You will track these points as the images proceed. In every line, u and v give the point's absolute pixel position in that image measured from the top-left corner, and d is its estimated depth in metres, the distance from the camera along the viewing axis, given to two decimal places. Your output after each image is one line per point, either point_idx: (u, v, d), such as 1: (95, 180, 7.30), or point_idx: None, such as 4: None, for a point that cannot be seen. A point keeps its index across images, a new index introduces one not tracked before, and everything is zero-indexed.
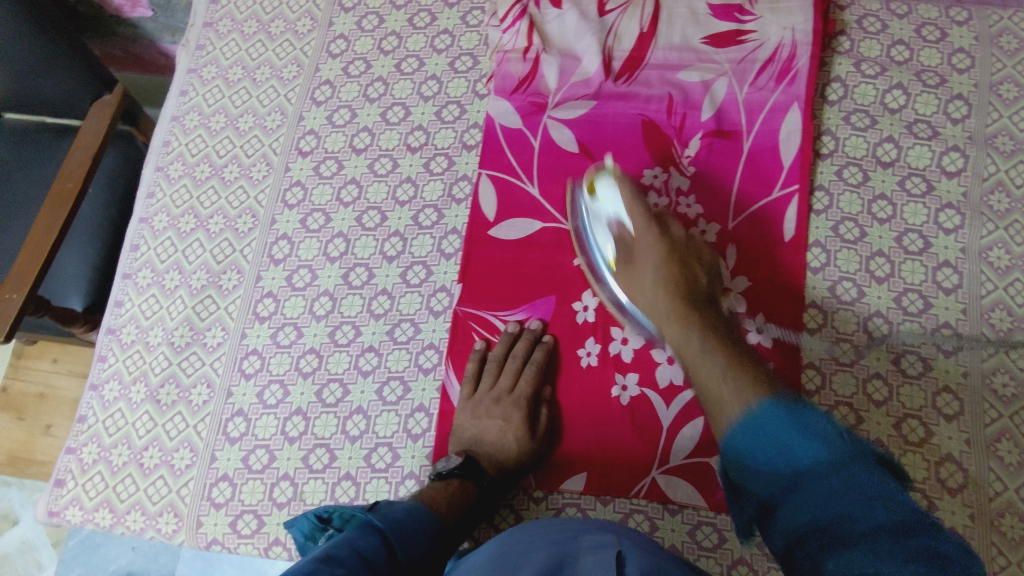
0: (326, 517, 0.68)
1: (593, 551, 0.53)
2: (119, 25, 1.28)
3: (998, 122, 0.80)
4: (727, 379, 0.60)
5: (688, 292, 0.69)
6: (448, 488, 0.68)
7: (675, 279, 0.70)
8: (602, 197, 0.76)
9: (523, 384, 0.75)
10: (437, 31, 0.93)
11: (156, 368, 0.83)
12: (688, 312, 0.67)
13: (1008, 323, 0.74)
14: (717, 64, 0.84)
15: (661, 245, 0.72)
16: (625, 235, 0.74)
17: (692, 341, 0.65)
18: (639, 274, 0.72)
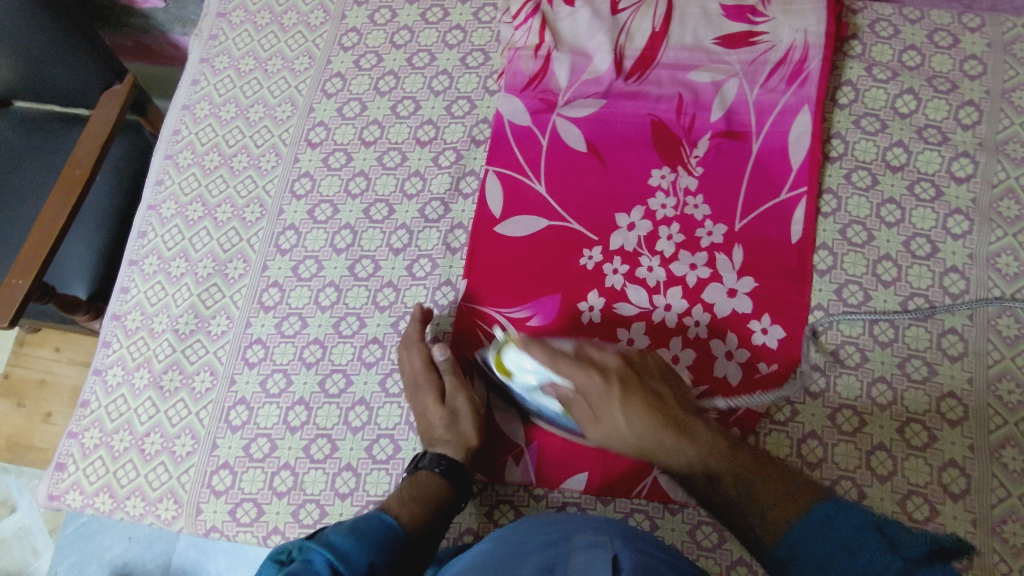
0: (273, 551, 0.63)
1: (586, 549, 0.53)
2: (131, 15, 1.29)
3: (1009, 130, 0.80)
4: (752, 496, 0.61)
5: (663, 415, 0.67)
6: (412, 481, 0.69)
7: (645, 410, 0.67)
8: (517, 370, 0.70)
9: (418, 365, 0.76)
10: (450, 26, 0.93)
11: (160, 355, 0.83)
12: (677, 445, 0.65)
13: (1015, 330, 0.73)
14: (728, 65, 0.84)
15: (615, 386, 0.68)
16: (566, 391, 0.68)
17: (706, 471, 0.64)
18: (605, 422, 0.68)
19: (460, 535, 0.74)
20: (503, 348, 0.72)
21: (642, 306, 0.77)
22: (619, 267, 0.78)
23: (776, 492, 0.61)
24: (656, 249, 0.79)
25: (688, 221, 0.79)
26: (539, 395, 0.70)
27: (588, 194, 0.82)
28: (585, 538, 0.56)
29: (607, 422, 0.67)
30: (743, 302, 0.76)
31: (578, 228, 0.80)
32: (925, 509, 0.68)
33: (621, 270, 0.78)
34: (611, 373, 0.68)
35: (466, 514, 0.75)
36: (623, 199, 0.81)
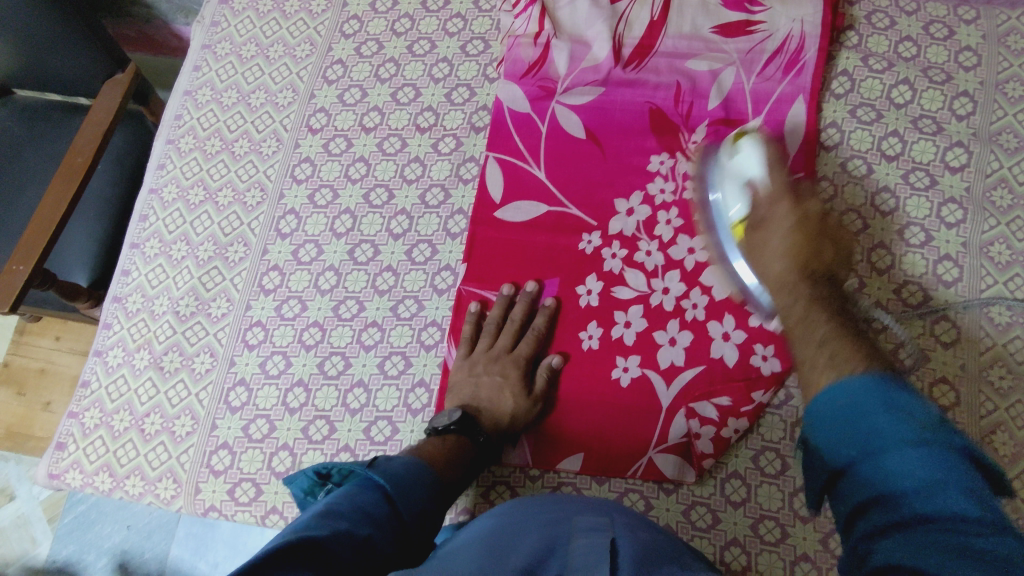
0: (325, 473, 0.66)
1: (585, 535, 0.54)
2: (134, 5, 1.29)
3: (1002, 120, 0.81)
4: (824, 348, 0.56)
5: (813, 266, 0.66)
6: (445, 443, 0.68)
7: (804, 247, 0.67)
8: (739, 154, 0.75)
9: (524, 346, 0.76)
10: (450, 15, 0.94)
11: (161, 337, 0.84)
12: (801, 278, 0.65)
13: (1007, 318, 0.74)
14: (725, 54, 0.84)
15: (796, 215, 0.69)
16: (759, 196, 0.72)
17: (798, 308, 0.62)
18: (764, 235, 0.70)
19: (457, 514, 0.74)
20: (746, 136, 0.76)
21: (639, 290, 0.78)
22: (617, 251, 0.79)
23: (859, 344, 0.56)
24: (654, 234, 0.80)
25: (686, 207, 0.80)
26: (734, 186, 0.74)
27: (587, 181, 0.82)
28: (584, 522, 0.57)
29: (772, 228, 0.70)
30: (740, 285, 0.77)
31: (576, 213, 0.81)
32: None
33: (619, 255, 0.79)
34: (808, 212, 0.70)
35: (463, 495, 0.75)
36: (621, 186, 0.82)
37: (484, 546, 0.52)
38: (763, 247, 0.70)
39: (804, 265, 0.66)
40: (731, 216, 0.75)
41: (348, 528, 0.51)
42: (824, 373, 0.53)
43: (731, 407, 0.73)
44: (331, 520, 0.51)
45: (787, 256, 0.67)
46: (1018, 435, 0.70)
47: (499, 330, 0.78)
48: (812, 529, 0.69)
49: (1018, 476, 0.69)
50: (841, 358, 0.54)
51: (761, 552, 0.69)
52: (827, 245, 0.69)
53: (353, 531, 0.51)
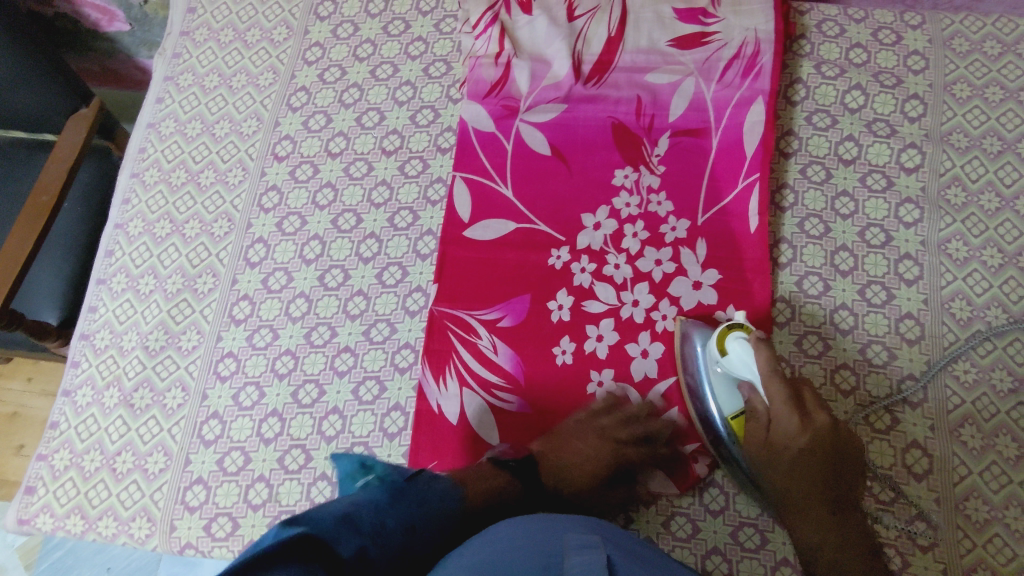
0: (367, 466, 0.63)
1: (578, 551, 0.52)
2: (94, 39, 1.29)
3: (952, 120, 0.84)
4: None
5: (826, 490, 0.65)
6: (498, 480, 0.66)
7: (820, 471, 0.65)
8: (733, 356, 0.69)
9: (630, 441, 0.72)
10: (411, 38, 0.95)
11: (130, 373, 0.82)
12: (818, 511, 0.64)
13: (968, 312, 0.76)
14: (683, 65, 0.86)
15: (804, 445, 0.65)
16: (757, 404, 0.68)
17: (823, 548, 0.64)
18: (768, 455, 0.67)
19: None
20: (733, 334, 0.70)
21: (610, 304, 0.78)
22: (586, 266, 0.80)
23: None
24: (622, 247, 0.80)
25: (653, 218, 0.81)
26: (726, 382, 0.70)
27: (553, 197, 0.83)
28: (577, 538, 0.54)
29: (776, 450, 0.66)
30: (708, 294, 0.78)
31: (545, 229, 0.82)
32: (891, 490, 0.70)
33: (589, 269, 0.80)
34: (814, 425, 0.65)
35: None
36: (588, 200, 0.83)
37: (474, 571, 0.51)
38: (769, 466, 0.67)
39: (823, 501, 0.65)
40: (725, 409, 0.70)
41: (360, 544, 0.50)
42: None
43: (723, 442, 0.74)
44: (349, 528, 0.51)
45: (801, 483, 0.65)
46: (986, 427, 0.71)
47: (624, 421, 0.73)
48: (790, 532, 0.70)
49: (987, 468, 0.70)
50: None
51: (742, 558, 0.69)
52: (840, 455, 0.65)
53: (363, 549, 0.50)
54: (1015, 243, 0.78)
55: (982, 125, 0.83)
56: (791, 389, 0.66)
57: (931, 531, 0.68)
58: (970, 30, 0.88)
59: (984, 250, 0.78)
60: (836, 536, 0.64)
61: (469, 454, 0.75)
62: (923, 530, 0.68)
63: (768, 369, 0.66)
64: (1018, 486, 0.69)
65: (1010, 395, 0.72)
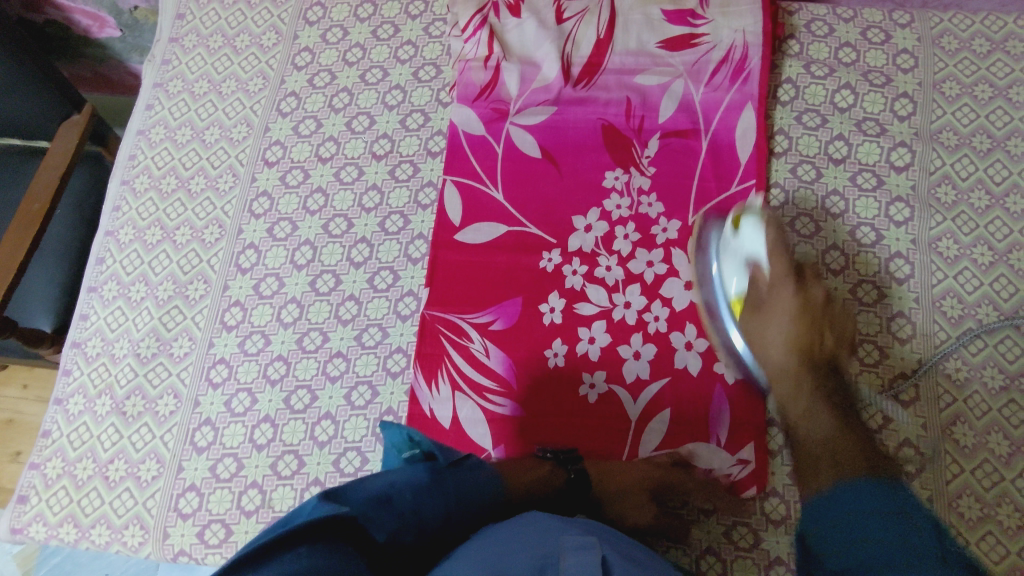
0: (416, 441, 0.63)
1: (575, 551, 0.51)
2: (86, 46, 1.29)
3: (941, 119, 0.84)
4: (828, 452, 0.59)
5: (811, 358, 0.67)
6: (542, 467, 0.67)
7: (809, 338, 0.67)
8: (744, 234, 0.73)
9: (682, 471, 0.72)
10: (401, 42, 0.95)
11: (122, 381, 0.82)
12: (805, 368, 0.66)
13: (959, 310, 0.76)
14: (672, 67, 0.86)
15: (799, 305, 0.69)
16: (761, 277, 0.72)
17: (801, 402, 0.65)
18: (766, 318, 0.70)
19: None
20: (746, 215, 0.74)
21: (602, 306, 0.78)
22: (578, 268, 0.80)
23: (873, 452, 0.58)
24: (613, 249, 0.80)
25: (644, 220, 0.81)
26: (733, 263, 0.74)
27: (544, 199, 0.83)
28: (573, 539, 0.53)
29: (771, 310, 0.70)
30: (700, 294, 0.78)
31: (536, 232, 0.82)
32: None
33: (580, 271, 0.80)
34: (810, 295, 0.69)
35: None
36: (579, 202, 0.83)
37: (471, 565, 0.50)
38: (761, 325, 0.70)
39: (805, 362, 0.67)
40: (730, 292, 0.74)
41: (394, 527, 0.51)
42: (827, 474, 0.57)
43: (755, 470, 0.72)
44: (385, 509, 0.51)
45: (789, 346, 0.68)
46: (978, 425, 0.71)
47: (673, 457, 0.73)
48: (783, 532, 0.70)
49: (979, 466, 0.70)
50: (842, 458, 0.57)
51: (735, 558, 0.69)
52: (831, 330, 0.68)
53: (397, 532, 0.51)
54: (1005, 240, 0.78)
55: (971, 123, 0.83)
56: (793, 265, 0.72)
57: None
58: (959, 29, 0.88)
59: (974, 248, 0.78)
60: (823, 390, 0.65)
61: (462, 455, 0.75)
62: None
63: (774, 242, 0.72)
64: (1011, 483, 0.69)
65: (1002, 392, 0.72)
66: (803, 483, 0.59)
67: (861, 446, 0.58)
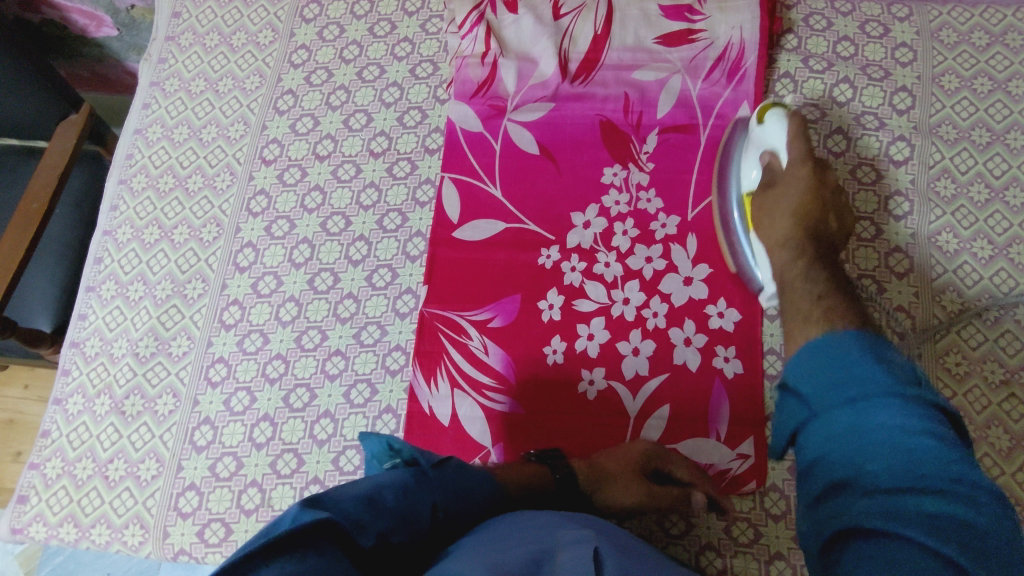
0: (395, 449, 0.61)
1: (571, 546, 0.51)
2: (83, 45, 1.28)
3: (941, 112, 0.83)
4: (820, 306, 0.62)
5: (815, 230, 0.70)
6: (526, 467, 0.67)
7: (813, 215, 0.70)
8: (767, 127, 0.76)
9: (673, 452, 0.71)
10: (398, 39, 0.95)
11: (121, 381, 0.82)
12: (808, 240, 0.69)
13: (958, 304, 0.76)
14: (669, 63, 0.86)
15: (808, 186, 0.71)
16: (776, 165, 0.74)
17: (797, 267, 0.68)
18: (775, 198, 0.73)
19: None
20: (773, 108, 0.76)
21: (601, 302, 0.78)
22: (577, 264, 0.80)
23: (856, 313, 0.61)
24: (612, 245, 0.80)
25: (642, 216, 0.81)
26: (751, 158, 0.77)
27: (542, 196, 0.83)
28: (569, 534, 0.54)
29: (781, 189, 0.73)
30: (699, 289, 0.78)
31: (534, 229, 0.82)
32: None
33: (579, 267, 0.80)
34: (821, 182, 0.72)
35: None
36: (577, 199, 0.82)
37: (469, 554, 0.50)
38: (772, 201, 0.73)
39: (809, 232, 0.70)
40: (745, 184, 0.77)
41: (382, 530, 0.49)
42: (816, 324, 0.60)
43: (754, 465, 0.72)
44: (370, 513, 0.50)
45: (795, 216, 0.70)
46: (977, 419, 0.71)
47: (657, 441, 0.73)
48: (783, 527, 0.70)
49: (979, 460, 0.70)
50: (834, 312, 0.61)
51: (735, 553, 0.69)
52: (835, 214, 0.72)
53: (386, 535, 0.49)
54: (1005, 234, 0.78)
55: (970, 116, 0.83)
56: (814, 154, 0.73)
57: None
58: (958, 22, 0.87)
59: (973, 242, 0.78)
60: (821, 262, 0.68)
61: (462, 453, 0.75)
62: None
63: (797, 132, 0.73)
64: (1011, 477, 0.69)
65: (1002, 386, 0.72)
66: (789, 335, 0.63)
67: (849, 303, 0.62)
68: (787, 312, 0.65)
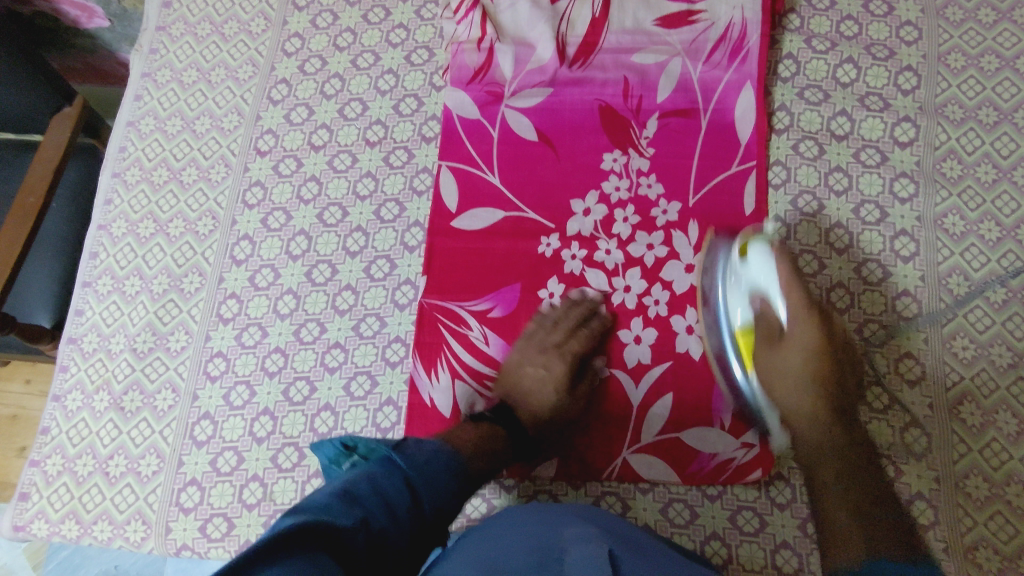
0: (351, 445, 0.65)
1: (578, 544, 0.51)
2: (75, 36, 1.27)
3: (946, 92, 0.82)
4: (858, 522, 0.54)
5: (834, 401, 0.63)
6: (477, 430, 0.68)
7: (824, 378, 0.63)
8: (753, 264, 0.68)
9: (573, 342, 0.75)
10: (392, 26, 0.93)
11: (119, 376, 0.82)
12: (823, 416, 0.62)
13: (965, 288, 0.74)
14: (669, 45, 0.84)
15: (815, 344, 0.63)
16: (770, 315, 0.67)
17: (828, 455, 0.60)
18: (779, 357, 0.65)
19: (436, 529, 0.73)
20: (756, 241, 0.69)
21: (601, 290, 0.77)
22: (577, 252, 0.79)
23: (899, 528, 0.53)
24: (613, 232, 0.79)
25: (643, 202, 0.80)
26: (738, 292, 0.70)
27: (541, 183, 0.82)
28: (575, 532, 0.53)
29: (784, 349, 0.65)
30: (700, 276, 0.77)
31: (533, 217, 0.81)
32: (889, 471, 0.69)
33: (579, 256, 0.78)
34: (828, 333, 0.63)
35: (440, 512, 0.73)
36: (576, 185, 0.81)
37: (477, 567, 0.50)
38: (772, 362, 0.65)
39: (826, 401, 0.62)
40: (735, 322, 0.71)
41: (364, 518, 0.51)
42: (853, 549, 0.53)
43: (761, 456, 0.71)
44: (348, 505, 0.51)
45: (813, 378, 0.63)
46: (985, 403, 0.70)
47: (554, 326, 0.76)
48: (789, 515, 0.69)
49: (986, 445, 0.69)
50: (874, 531, 0.53)
51: (741, 542, 0.69)
52: (847, 371, 0.64)
53: (368, 521, 0.51)
54: (1013, 215, 0.76)
55: (977, 95, 0.81)
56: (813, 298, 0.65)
57: (932, 510, 0.68)
58: None
59: (980, 224, 0.76)
60: (839, 443, 0.61)
61: None
62: (923, 509, 0.68)
63: (787, 272, 0.65)
64: (1019, 462, 0.68)
65: (1010, 370, 0.71)
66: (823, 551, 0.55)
67: (888, 513, 0.55)
68: (818, 518, 0.58)
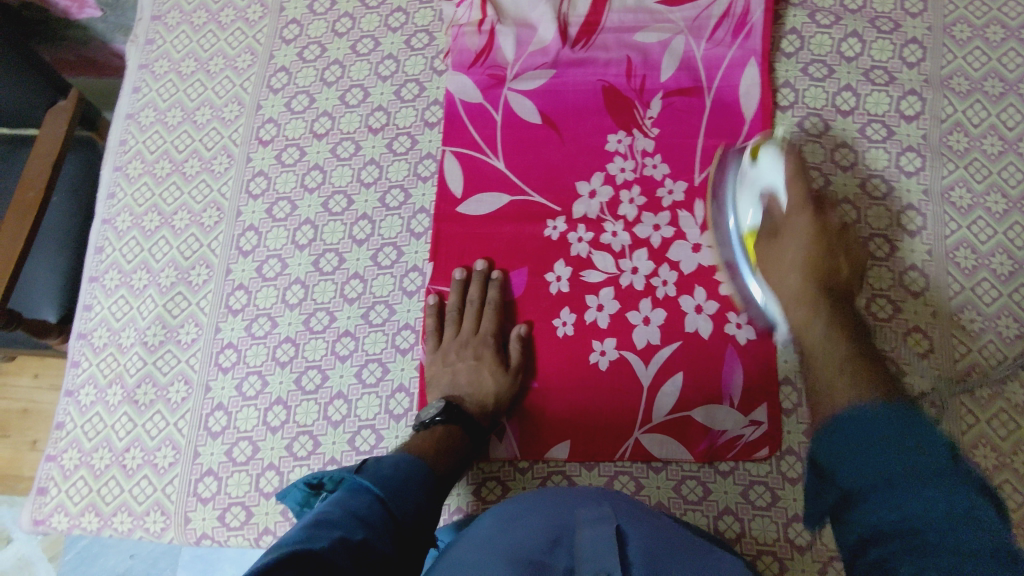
0: (316, 484, 0.65)
1: (590, 526, 0.52)
2: (67, 28, 1.25)
3: (952, 64, 0.81)
4: (847, 369, 0.52)
5: (830, 284, 0.63)
6: (434, 435, 0.69)
7: (822, 266, 0.63)
8: (763, 165, 0.71)
9: (488, 323, 0.77)
10: (391, 10, 0.92)
11: (132, 369, 0.82)
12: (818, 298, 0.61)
13: (973, 260, 0.75)
14: (672, 23, 0.84)
15: (814, 227, 0.65)
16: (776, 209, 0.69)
17: (815, 328, 0.59)
18: (783, 245, 0.67)
19: (451, 515, 0.74)
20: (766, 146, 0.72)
21: (609, 272, 0.77)
22: (583, 235, 0.79)
23: (863, 368, 0.52)
24: (619, 214, 0.79)
25: (649, 182, 0.80)
26: (750, 194, 0.72)
27: (546, 166, 0.82)
28: (589, 512, 0.54)
29: (781, 245, 0.67)
30: (707, 255, 0.77)
31: (539, 200, 0.81)
32: None
33: (586, 238, 0.79)
34: (826, 225, 0.66)
35: (454, 495, 0.74)
36: (581, 168, 0.81)
37: (487, 542, 0.52)
38: (774, 258, 0.67)
39: (817, 279, 0.62)
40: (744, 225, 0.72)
41: (340, 535, 0.50)
42: (842, 391, 0.50)
43: (769, 433, 0.72)
44: (324, 530, 0.50)
45: (797, 251, 0.65)
46: (993, 374, 0.71)
47: (462, 315, 0.78)
48: (801, 490, 0.71)
49: (994, 416, 0.70)
50: (860, 362, 0.53)
51: (754, 517, 0.70)
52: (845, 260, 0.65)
53: (347, 538, 0.51)
54: (1019, 187, 0.76)
55: (983, 67, 0.81)
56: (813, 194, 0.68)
57: None
58: None
59: (987, 196, 0.76)
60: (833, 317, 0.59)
61: None
62: None
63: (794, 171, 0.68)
64: None
65: (1018, 341, 0.72)
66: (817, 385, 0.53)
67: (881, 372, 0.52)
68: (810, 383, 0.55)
